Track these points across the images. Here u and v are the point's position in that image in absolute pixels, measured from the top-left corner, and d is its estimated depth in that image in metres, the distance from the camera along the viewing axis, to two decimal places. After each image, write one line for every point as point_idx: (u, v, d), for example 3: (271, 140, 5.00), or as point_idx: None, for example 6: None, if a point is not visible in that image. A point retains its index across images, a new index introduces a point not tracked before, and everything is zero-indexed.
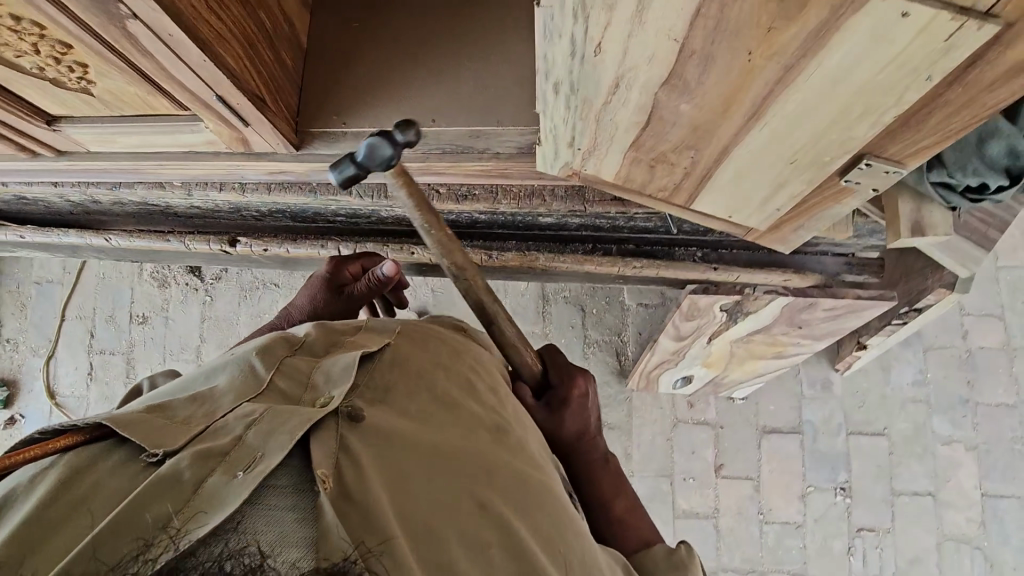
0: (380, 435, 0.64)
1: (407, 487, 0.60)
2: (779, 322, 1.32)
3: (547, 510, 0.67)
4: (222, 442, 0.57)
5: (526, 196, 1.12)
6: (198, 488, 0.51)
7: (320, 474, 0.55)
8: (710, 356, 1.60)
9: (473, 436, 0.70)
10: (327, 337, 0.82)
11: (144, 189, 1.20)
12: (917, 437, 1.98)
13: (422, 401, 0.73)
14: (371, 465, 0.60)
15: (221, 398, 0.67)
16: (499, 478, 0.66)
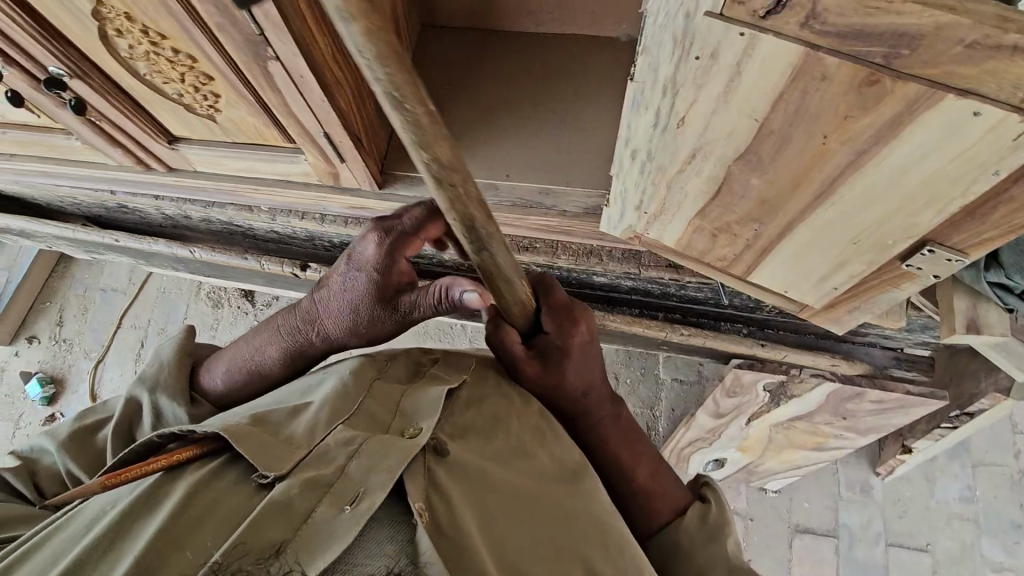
0: (469, 484, 0.64)
1: (502, 537, 0.61)
2: (822, 409, 1.31)
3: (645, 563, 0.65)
4: (327, 470, 0.58)
5: (585, 254, 1.18)
6: (308, 518, 0.53)
7: (418, 508, 0.57)
8: (747, 439, 1.57)
9: (560, 478, 0.69)
10: (409, 362, 0.79)
11: (233, 210, 1.31)
12: (963, 558, 1.85)
13: (501, 445, 0.70)
14: (466, 510, 0.61)
15: (317, 415, 0.66)
16: (587, 521, 0.66)
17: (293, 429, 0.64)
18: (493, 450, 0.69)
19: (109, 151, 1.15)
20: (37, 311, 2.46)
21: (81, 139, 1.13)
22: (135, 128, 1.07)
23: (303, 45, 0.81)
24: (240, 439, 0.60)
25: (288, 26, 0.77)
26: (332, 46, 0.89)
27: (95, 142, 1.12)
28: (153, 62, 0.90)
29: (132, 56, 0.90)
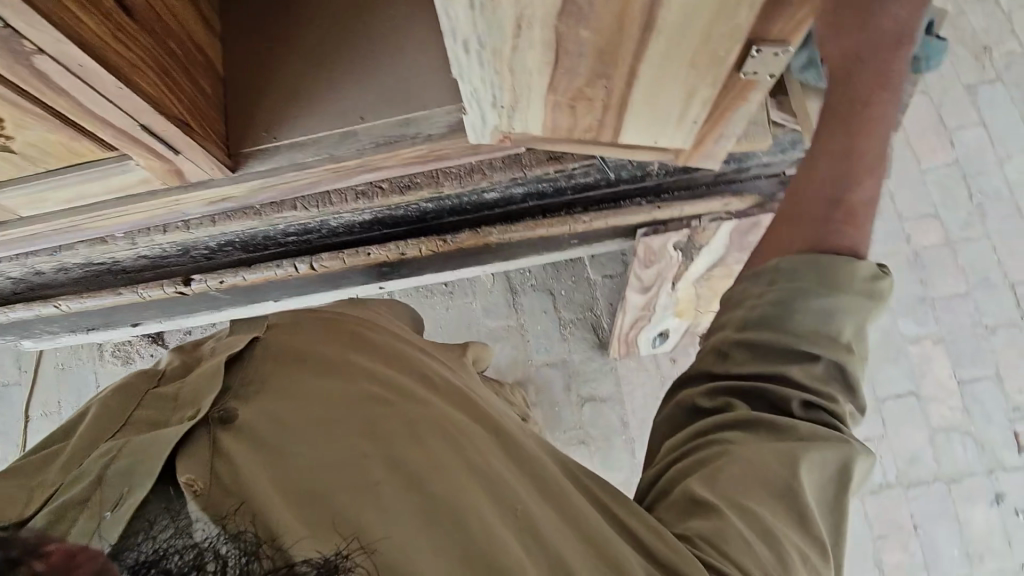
0: (256, 434, 0.71)
1: (288, 463, 0.68)
2: (731, 250, 1.39)
3: (434, 445, 0.73)
4: (78, 491, 0.61)
5: (466, 174, 1.16)
6: (61, 542, 0.56)
7: (188, 481, 0.63)
8: (678, 303, 1.64)
9: (355, 399, 0.78)
10: (179, 369, 0.87)
11: (87, 248, 1.19)
12: (888, 342, 2.07)
13: (289, 393, 0.78)
14: (252, 454, 0.68)
15: (80, 438, 0.72)
16: (376, 426, 0.74)
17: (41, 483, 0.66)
18: (288, 399, 0.77)
19: None
20: None
21: None
22: None
23: (64, 26, 0.71)
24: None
25: (34, 7, 0.66)
26: (105, 22, 0.79)
27: None
28: None
29: None
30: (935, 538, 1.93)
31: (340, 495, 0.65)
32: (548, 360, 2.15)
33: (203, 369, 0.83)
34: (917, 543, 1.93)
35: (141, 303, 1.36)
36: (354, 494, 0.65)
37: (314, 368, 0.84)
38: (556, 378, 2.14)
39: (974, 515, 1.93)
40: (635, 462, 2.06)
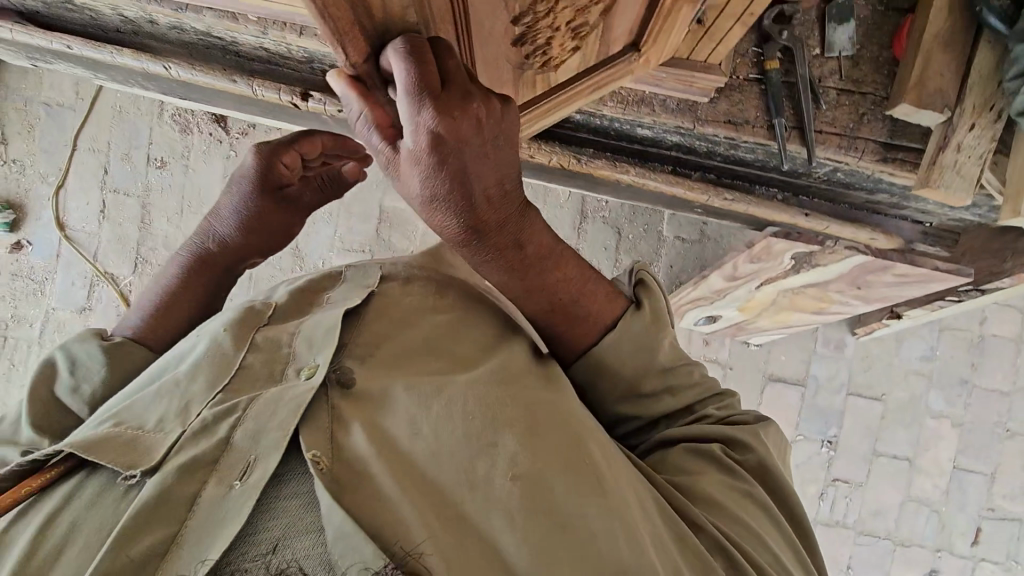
0: (377, 399, 0.81)
1: (409, 445, 0.76)
2: (841, 280, 1.33)
3: (548, 426, 0.80)
4: (208, 449, 0.73)
5: (636, 102, 1.04)
6: (194, 505, 0.68)
7: (313, 457, 0.71)
8: (749, 301, 1.60)
9: (476, 386, 0.81)
10: (295, 299, 1.02)
11: (215, 18, 1.05)
12: (910, 406, 2.07)
13: (423, 365, 0.85)
14: (380, 437, 0.76)
15: (197, 383, 0.84)
16: (499, 418, 0.78)
17: (159, 418, 0.80)
18: (413, 379, 0.82)
19: None
20: None
21: None
22: None
23: None
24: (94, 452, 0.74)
25: None
26: None
27: None
28: None
29: None
30: None
31: (466, 494, 0.72)
32: None
33: (322, 314, 0.92)
34: None
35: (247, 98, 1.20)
36: (478, 496, 0.72)
37: (434, 347, 0.89)
38: None
39: None
40: None
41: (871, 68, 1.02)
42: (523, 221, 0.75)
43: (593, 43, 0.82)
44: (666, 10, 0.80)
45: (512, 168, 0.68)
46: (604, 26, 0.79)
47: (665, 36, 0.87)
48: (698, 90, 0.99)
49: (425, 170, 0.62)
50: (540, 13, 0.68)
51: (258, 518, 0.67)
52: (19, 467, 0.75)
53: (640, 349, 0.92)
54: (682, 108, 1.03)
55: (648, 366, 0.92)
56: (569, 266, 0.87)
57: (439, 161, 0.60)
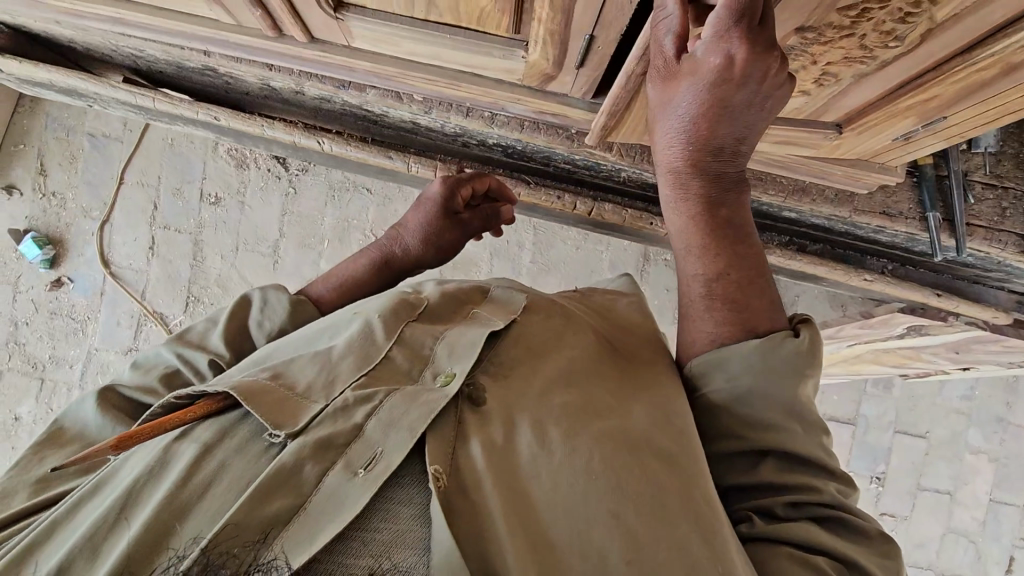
0: (505, 426, 0.58)
1: (530, 491, 0.54)
2: (944, 345, 1.40)
3: (701, 502, 0.55)
4: (342, 429, 0.54)
5: (795, 191, 1.07)
6: (315, 491, 0.50)
7: (435, 471, 0.52)
8: (831, 355, 1.66)
9: (611, 428, 0.58)
10: (448, 300, 0.74)
11: (375, 95, 1.03)
12: (951, 443, 2.18)
13: (570, 391, 0.62)
14: (497, 466, 0.55)
15: (341, 360, 0.63)
16: (635, 479, 0.55)
17: (310, 381, 0.61)
18: (542, 407, 0.59)
19: (235, 9, 0.83)
20: (9, 155, 2.02)
21: None
22: None
23: None
24: (251, 399, 0.55)
25: None
26: None
27: None
28: None
29: None
30: None
31: (579, 572, 0.50)
32: None
33: (464, 326, 0.68)
34: None
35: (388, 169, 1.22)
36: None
37: (568, 364, 0.65)
38: None
39: None
40: None
41: (1012, 164, 1.08)
42: (736, 201, 0.68)
43: (821, 94, 0.78)
44: (895, 111, 0.76)
45: (757, 128, 0.64)
46: (840, 89, 0.75)
47: (875, 131, 0.84)
48: (861, 184, 1.02)
49: (700, 85, 0.60)
50: (824, 37, 0.63)
51: (379, 520, 0.49)
52: (171, 400, 0.59)
53: (796, 376, 0.59)
54: (840, 199, 1.07)
55: (776, 406, 0.60)
56: (747, 262, 0.66)
57: (715, 84, 0.59)
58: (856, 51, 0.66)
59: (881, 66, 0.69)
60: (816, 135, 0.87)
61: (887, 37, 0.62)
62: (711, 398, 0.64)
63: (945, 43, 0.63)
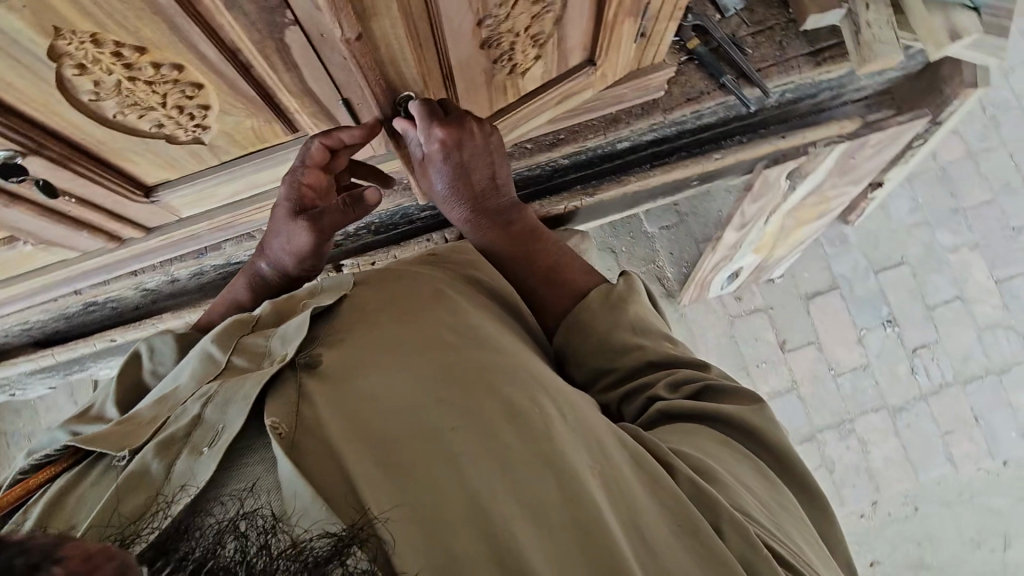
0: (341, 377, 0.71)
1: (367, 410, 0.67)
2: (830, 176, 1.46)
3: (513, 391, 0.72)
4: (181, 427, 0.64)
5: (609, 123, 1.19)
6: (170, 476, 0.59)
7: (272, 423, 0.62)
8: (762, 239, 1.75)
9: (440, 357, 0.74)
10: (280, 309, 0.85)
11: (233, 246, 1.14)
12: (929, 255, 2.24)
13: (406, 336, 0.78)
14: (344, 408, 0.67)
15: (184, 388, 0.72)
16: (461, 386, 0.70)
17: (156, 412, 0.69)
18: (381, 358, 0.74)
19: (70, 241, 0.95)
20: None
21: (31, 241, 0.91)
22: (104, 193, 0.86)
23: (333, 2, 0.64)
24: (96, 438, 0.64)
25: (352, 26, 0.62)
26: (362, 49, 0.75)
27: (51, 235, 0.91)
28: (125, 93, 0.71)
29: (97, 98, 0.71)
30: (993, 425, 2.15)
31: (424, 461, 0.62)
32: None
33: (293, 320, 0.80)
34: (979, 433, 2.14)
35: None
36: (432, 462, 0.63)
37: (404, 326, 0.80)
38: None
39: None
40: None
41: (764, 7, 1.21)
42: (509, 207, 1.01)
43: (550, 50, 0.92)
44: (611, 24, 0.89)
45: (488, 160, 0.95)
46: (558, 37, 0.89)
47: (617, 49, 0.97)
48: (653, 89, 1.13)
49: (439, 161, 0.91)
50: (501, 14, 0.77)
51: (230, 475, 0.59)
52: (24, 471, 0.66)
53: (617, 306, 0.90)
54: (644, 108, 1.18)
55: (626, 327, 0.88)
56: (541, 246, 1.01)
57: (444, 155, 0.90)
58: (532, 12, 0.80)
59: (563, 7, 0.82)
60: (580, 79, 1.00)
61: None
62: (589, 331, 0.90)
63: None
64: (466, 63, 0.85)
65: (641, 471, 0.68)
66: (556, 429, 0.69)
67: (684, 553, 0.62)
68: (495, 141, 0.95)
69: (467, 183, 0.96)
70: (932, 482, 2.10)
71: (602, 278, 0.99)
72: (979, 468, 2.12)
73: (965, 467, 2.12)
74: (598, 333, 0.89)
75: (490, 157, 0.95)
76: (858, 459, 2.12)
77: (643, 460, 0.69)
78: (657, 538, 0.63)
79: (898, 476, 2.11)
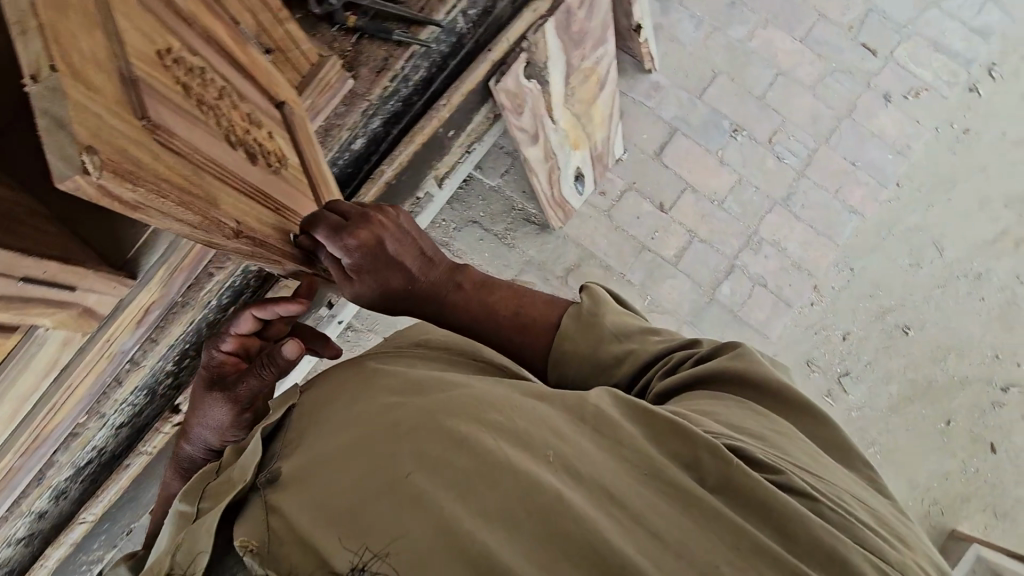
0: (301, 473, 0.71)
1: (327, 489, 0.67)
2: (568, 52, 1.49)
3: (453, 408, 0.71)
4: None
5: (325, 134, 1.18)
6: None
7: (242, 544, 0.65)
8: (568, 133, 1.76)
9: (378, 413, 0.74)
10: None
11: (63, 454, 1.15)
12: (734, 54, 2.31)
13: (346, 411, 0.78)
14: (308, 499, 0.67)
15: None
16: (402, 428, 0.70)
17: None
18: (330, 441, 0.74)
19: None
20: None
21: None
22: None
23: None
24: None
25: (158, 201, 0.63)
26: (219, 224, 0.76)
27: None
28: None
29: None
30: (870, 159, 2.23)
31: (387, 512, 0.62)
32: (517, 272, 2.20)
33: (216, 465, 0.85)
34: (862, 173, 2.21)
35: (151, 464, 1.30)
36: (394, 510, 0.62)
37: (345, 402, 0.80)
38: (533, 279, 2.20)
39: (881, 123, 2.25)
40: (638, 287, 2.18)
41: None
42: (444, 280, 1.02)
43: (268, 121, 0.98)
44: (249, 57, 0.96)
45: (408, 247, 1.01)
46: (256, 106, 0.95)
47: (270, 74, 1.01)
48: (339, 83, 1.14)
49: (359, 265, 0.97)
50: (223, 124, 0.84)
51: None
52: None
53: (591, 321, 0.90)
54: (348, 102, 1.18)
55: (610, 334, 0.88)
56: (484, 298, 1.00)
57: (364, 256, 0.97)
58: (228, 103, 0.87)
59: (227, 80, 0.89)
60: (296, 119, 1.04)
61: (217, 95, 0.86)
62: (575, 347, 0.89)
63: (190, 45, 0.82)
64: (263, 182, 0.91)
65: (616, 448, 0.66)
66: (504, 434, 0.67)
67: (657, 508, 0.61)
68: (405, 222, 1.04)
69: (401, 269, 1.00)
70: (850, 237, 2.16)
71: (565, 299, 0.97)
72: (880, 201, 2.19)
73: (869, 209, 2.18)
74: (583, 347, 0.88)
75: (409, 238, 1.02)
76: (781, 259, 2.16)
77: (617, 431, 0.68)
78: (625, 499, 0.62)
79: (821, 251, 2.16)
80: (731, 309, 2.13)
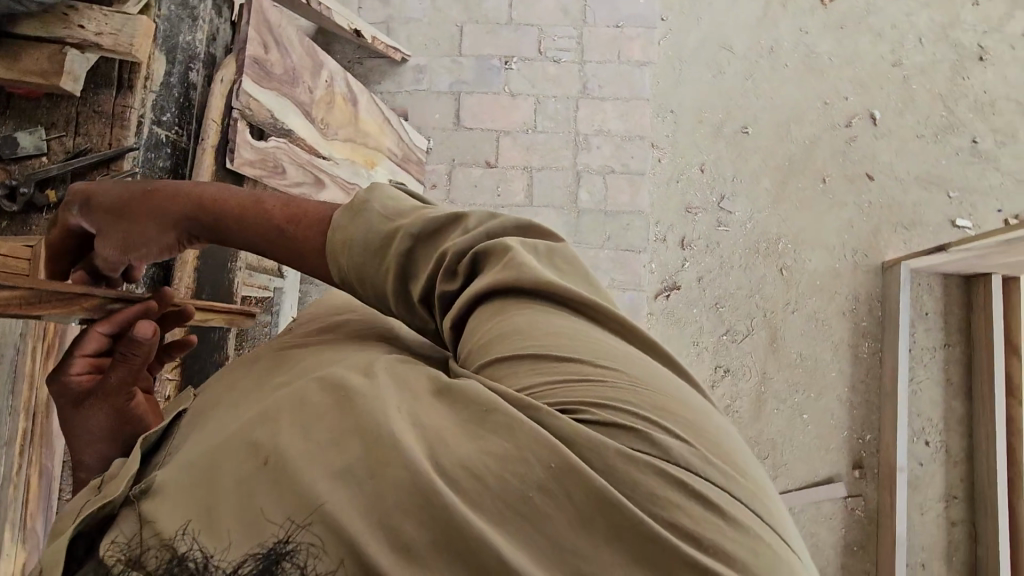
0: (177, 470, 0.57)
1: (199, 482, 0.54)
2: (288, 93, 1.47)
3: (338, 380, 0.57)
4: None
5: None
6: None
7: (106, 554, 0.52)
8: (352, 158, 1.74)
9: (265, 402, 0.61)
10: None
11: None
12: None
13: (239, 408, 0.65)
14: (176, 497, 0.53)
15: None
16: (284, 409, 0.57)
17: None
18: (216, 432, 0.61)
19: None
20: None
21: None
22: None
23: None
24: None
25: None
26: None
27: None
28: None
29: None
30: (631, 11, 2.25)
31: (257, 500, 0.49)
32: None
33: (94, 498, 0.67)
34: (632, 28, 2.24)
35: None
36: (265, 494, 0.49)
37: (244, 399, 0.67)
38: None
39: None
40: None
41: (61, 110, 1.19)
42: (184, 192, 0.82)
43: None
44: None
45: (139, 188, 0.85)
46: None
47: None
48: None
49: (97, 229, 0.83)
50: None
51: None
52: None
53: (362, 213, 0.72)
54: None
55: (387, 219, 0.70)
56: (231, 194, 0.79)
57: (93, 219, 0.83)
58: None
59: None
60: None
61: None
62: (351, 253, 0.70)
63: None
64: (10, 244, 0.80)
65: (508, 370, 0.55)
66: (397, 394, 0.54)
67: (521, 464, 0.47)
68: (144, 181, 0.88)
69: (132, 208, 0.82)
70: (655, 87, 2.21)
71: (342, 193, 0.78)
72: (660, 41, 2.23)
73: (655, 54, 2.23)
74: (357, 238, 0.70)
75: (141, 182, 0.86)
76: (613, 141, 2.18)
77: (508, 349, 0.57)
78: (507, 455, 0.47)
79: (641, 113, 2.20)
80: (602, 208, 2.13)
